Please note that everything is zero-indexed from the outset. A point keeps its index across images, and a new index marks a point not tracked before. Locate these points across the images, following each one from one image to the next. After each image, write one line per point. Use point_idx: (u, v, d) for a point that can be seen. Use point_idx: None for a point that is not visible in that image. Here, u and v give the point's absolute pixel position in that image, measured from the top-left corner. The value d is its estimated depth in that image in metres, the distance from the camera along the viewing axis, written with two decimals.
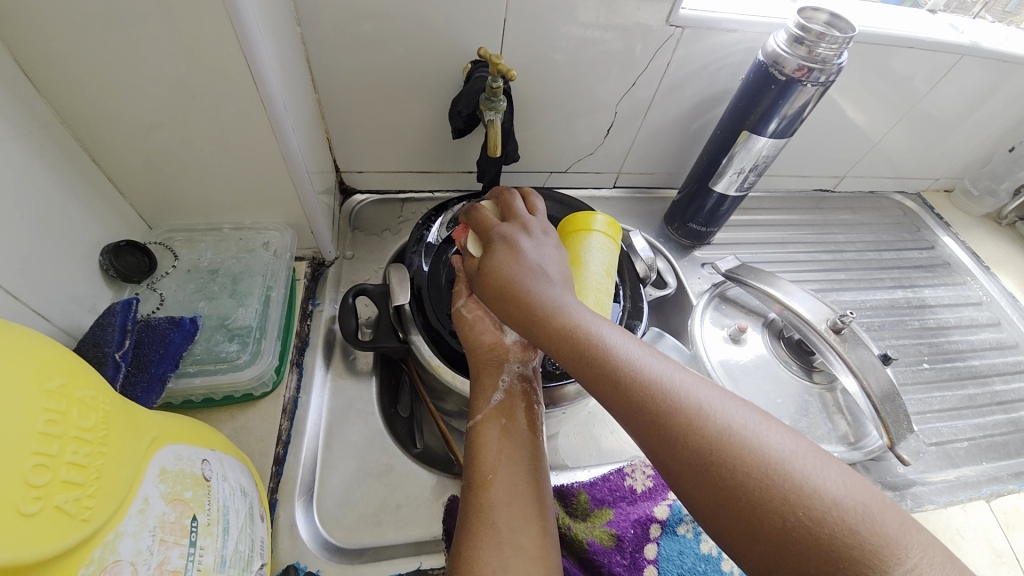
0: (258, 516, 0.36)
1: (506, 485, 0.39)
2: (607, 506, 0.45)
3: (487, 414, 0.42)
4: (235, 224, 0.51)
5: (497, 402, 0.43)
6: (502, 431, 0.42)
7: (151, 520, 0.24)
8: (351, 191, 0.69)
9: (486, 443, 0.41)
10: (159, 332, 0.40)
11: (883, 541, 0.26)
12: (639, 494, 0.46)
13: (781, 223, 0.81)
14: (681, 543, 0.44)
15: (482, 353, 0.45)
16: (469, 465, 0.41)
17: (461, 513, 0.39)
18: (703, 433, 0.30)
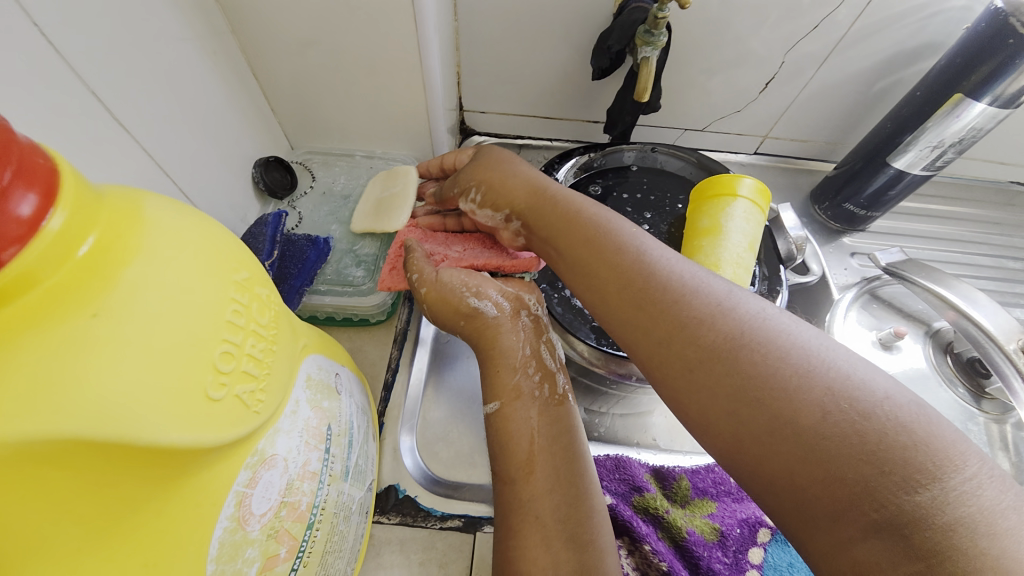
0: (371, 435, 0.38)
1: (545, 468, 0.35)
2: (709, 498, 0.42)
3: (511, 394, 0.38)
4: (367, 153, 0.52)
5: (517, 383, 0.39)
6: (526, 408, 0.38)
7: (300, 423, 0.25)
8: (471, 132, 0.67)
9: (517, 426, 0.37)
10: (298, 248, 0.42)
11: (919, 447, 0.20)
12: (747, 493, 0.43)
13: (959, 217, 0.67)
14: (790, 555, 0.40)
15: (483, 315, 0.40)
16: (498, 454, 0.37)
17: (497, 506, 0.36)
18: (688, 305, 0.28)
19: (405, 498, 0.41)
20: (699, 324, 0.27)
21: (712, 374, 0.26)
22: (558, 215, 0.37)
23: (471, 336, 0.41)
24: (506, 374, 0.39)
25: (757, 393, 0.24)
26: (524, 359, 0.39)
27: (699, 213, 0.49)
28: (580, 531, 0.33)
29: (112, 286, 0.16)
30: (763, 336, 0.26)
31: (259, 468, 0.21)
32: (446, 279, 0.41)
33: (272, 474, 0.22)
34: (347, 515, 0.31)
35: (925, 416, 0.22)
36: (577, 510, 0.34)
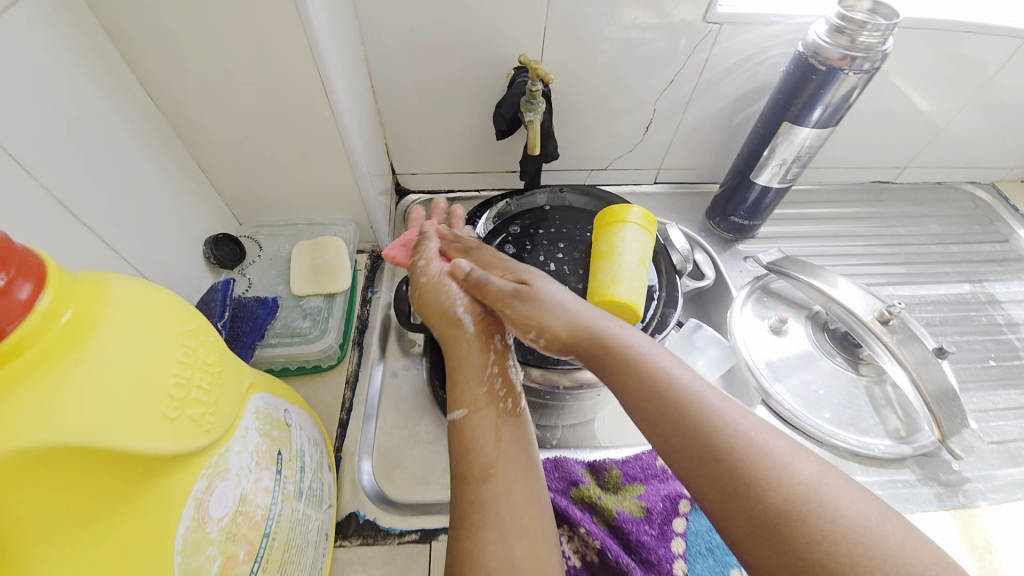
0: (326, 465, 0.42)
1: (504, 472, 0.40)
2: (637, 482, 0.47)
3: (481, 405, 0.43)
4: (308, 221, 0.58)
5: (481, 394, 0.44)
6: (488, 416, 0.42)
7: (250, 446, 0.30)
8: (406, 192, 0.76)
9: (478, 432, 0.41)
10: (248, 308, 0.47)
11: (910, 572, 0.27)
12: (670, 473, 0.48)
13: (831, 215, 0.79)
14: (709, 519, 0.45)
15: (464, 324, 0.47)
16: (459, 458, 0.41)
17: (455, 505, 0.39)
18: (725, 440, 0.33)
19: (365, 522, 0.45)
20: (692, 417, 0.35)
21: (709, 462, 0.33)
22: (594, 348, 0.41)
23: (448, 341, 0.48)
24: (471, 384, 0.44)
25: (743, 485, 0.32)
26: (487, 369, 0.45)
27: (599, 236, 0.58)
28: (529, 525, 0.38)
29: (84, 340, 0.22)
30: (780, 461, 0.32)
31: (213, 479, 0.26)
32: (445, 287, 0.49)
33: (224, 486, 0.27)
34: (303, 532, 0.35)
35: (872, 525, 0.29)
36: (530, 509, 0.39)
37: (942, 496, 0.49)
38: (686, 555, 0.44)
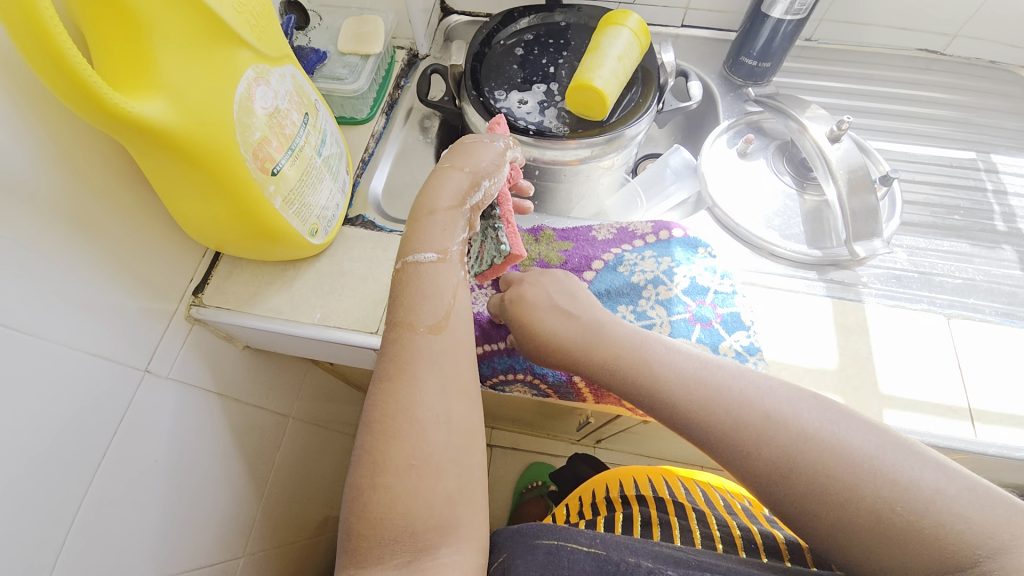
0: (345, 166, 0.59)
1: (438, 342, 0.43)
2: (568, 241, 0.60)
3: (442, 253, 0.47)
4: (359, 6, 0.71)
5: (446, 248, 0.47)
6: (445, 272, 0.46)
7: (286, 85, 0.46)
8: (450, 12, 0.85)
9: (434, 283, 0.45)
10: (304, 52, 0.63)
11: (934, 516, 0.32)
12: (599, 238, 0.61)
13: (856, 78, 0.78)
14: (615, 275, 0.58)
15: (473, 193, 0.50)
16: (408, 309, 0.44)
17: (394, 344, 0.43)
18: (747, 436, 0.38)
19: (368, 220, 0.62)
20: (686, 392, 0.41)
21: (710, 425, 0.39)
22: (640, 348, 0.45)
23: (429, 187, 0.50)
24: (440, 239, 0.47)
25: (746, 440, 0.38)
26: (457, 234, 0.48)
27: (594, 37, 0.65)
28: (457, 382, 0.43)
29: None
30: (791, 438, 0.37)
31: (258, 78, 0.42)
32: (479, 155, 0.52)
33: (264, 89, 0.43)
34: (319, 178, 0.52)
35: (866, 446, 0.35)
36: (467, 376, 0.44)
37: (833, 291, 0.57)
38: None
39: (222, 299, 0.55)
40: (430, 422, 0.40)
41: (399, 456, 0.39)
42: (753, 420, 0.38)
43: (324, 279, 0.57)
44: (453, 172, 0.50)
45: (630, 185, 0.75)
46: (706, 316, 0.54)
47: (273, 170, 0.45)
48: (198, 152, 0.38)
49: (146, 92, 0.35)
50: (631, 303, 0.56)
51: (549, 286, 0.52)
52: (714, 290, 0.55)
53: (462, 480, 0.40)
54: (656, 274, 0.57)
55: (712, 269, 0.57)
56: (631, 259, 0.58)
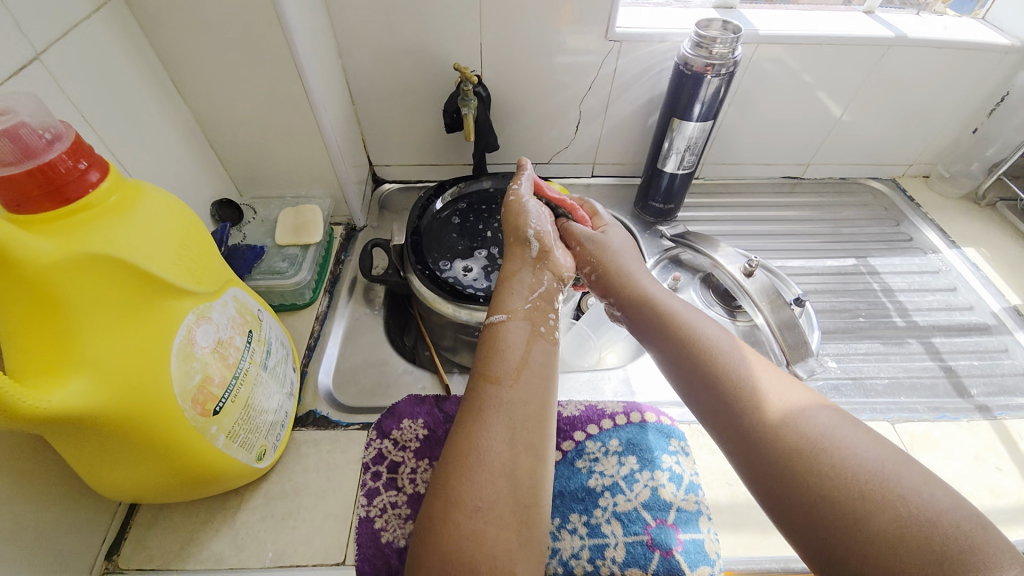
0: (291, 365, 0.56)
1: (523, 382, 0.47)
2: None
3: (518, 314, 0.52)
4: (294, 195, 0.73)
5: (521, 309, 0.53)
6: (521, 330, 0.51)
7: (228, 312, 0.44)
8: (382, 181, 0.91)
9: (512, 339, 0.50)
10: (241, 250, 0.61)
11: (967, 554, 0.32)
12: (564, 416, 0.57)
13: (745, 204, 0.92)
14: (572, 471, 0.53)
15: (529, 250, 0.59)
16: (490, 354, 0.50)
17: (475, 393, 0.47)
18: (792, 438, 0.39)
19: (319, 416, 0.58)
20: (743, 383, 0.44)
21: (742, 420, 0.42)
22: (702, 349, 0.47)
23: (511, 254, 0.60)
24: (515, 299, 0.54)
25: (771, 439, 0.40)
26: (531, 293, 0.55)
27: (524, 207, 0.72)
28: (525, 430, 0.44)
29: (129, 207, 0.36)
30: (838, 446, 0.38)
31: (199, 320, 0.39)
32: (526, 213, 0.61)
33: (206, 328, 0.40)
34: (265, 394, 0.48)
35: (900, 476, 0.36)
36: (539, 426, 0.46)
37: None
38: None
39: (144, 558, 0.46)
40: (489, 463, 0.42)
41: (473, 483, 0.41)
42: (790, 424, 0.40)
43: (275, 504, 0.50)
44: (512, 242, 0.60)
45: (576, 326, 0.77)
46: (667, 542, 0.48)
47: (216, 408, 0.41)
48: (124, 420, 0.34)
49: (64, 378, 0.31)
50: (585, 511, 0.50)
51: (694, 311, 0.52)
52: (677, 506, 0.50)
53: (521, 535, 0.40)
54: (616, 477, 0.52)
55: (679, 476, 0.52)
56: (592, 453, 0.54)
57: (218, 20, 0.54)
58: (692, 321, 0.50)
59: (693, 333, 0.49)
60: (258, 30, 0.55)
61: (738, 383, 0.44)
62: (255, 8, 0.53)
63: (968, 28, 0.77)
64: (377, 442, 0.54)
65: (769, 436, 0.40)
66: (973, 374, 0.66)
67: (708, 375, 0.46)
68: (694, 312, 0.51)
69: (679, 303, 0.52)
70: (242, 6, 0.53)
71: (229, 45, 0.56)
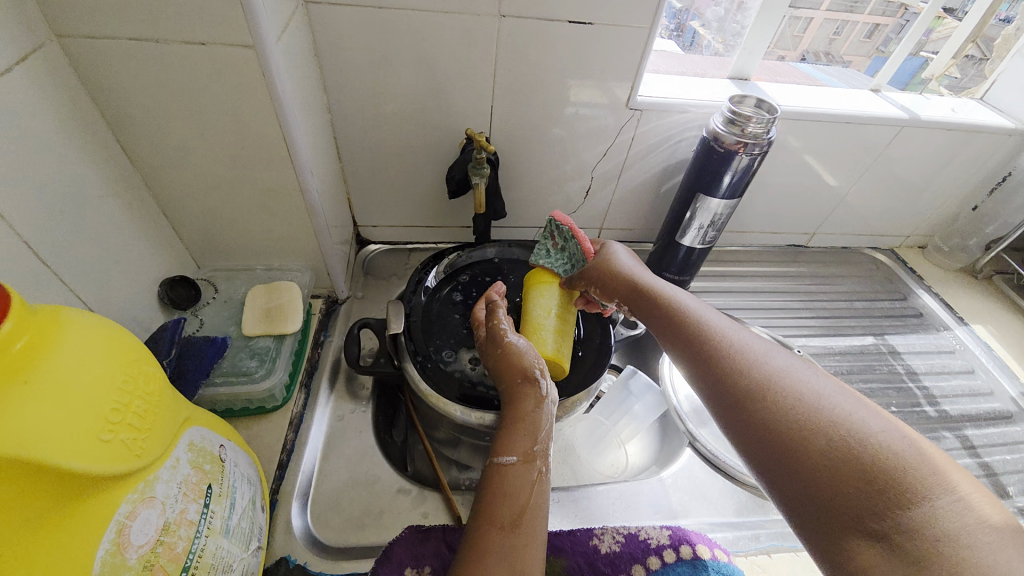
0: (258, 505, 0.44)
1: (529, 529, 0.42)
2: (563, 558, 0.48)
3: (521, 457, 0.46)
4: (266, 266, 0.62)
5: (528, 450, 0.46)
6: (526, 475, 0.45)
7: (179, 476, 0.32)
8: (367, 242, 0.80)
9: (517, 483, 0.44)
10: (196, 347, 0.49)
11: (919, 475, 0.33)
12: (602, 555, 0.48)
13: (755, 274, 0.88)
14: None
15: (535, 384, 0.50)
16: (495, 500, 0.43)
17: (470, 536, 0.41)
18: (755, 381, 0.41)
19: (295, 566, 0.45)
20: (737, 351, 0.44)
21: (729, 387, 0.42)
22: (674, 308, 0.49)
23: (507, 394, 0.51)
24: (521, 441, 0.47)
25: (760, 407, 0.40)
26: (540, 432, 0.48)
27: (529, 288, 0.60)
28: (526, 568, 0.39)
29: (37, 362, 0.24)
30: (804, 394, 0.39)
31: (137, 505, 0.28)
32: (526, 350, 0.52)
33: (149, 513, 0.29)
34: (226, 570, 0.36)
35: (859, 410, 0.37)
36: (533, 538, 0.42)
37: None
38: None
39: None
40: None
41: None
42: (782, 392, 0.40)
43: None
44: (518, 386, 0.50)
45: (592, 413, 0.67)
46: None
47: None
48: None
49: None
50: None
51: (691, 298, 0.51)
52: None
53: None
54: None
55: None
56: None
57: (185, 75, 0.43)
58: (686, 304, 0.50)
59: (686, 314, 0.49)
60: (235, 90, 0.45)
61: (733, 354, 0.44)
62: (234, 66, 0.43)
63: (973, 112, 0.78)
64: None
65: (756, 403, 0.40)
66: (1012, 471, 0.63)
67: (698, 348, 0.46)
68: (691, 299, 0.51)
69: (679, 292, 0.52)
70: (218, 62, 0.43)
71: (197, 104, 0.46)
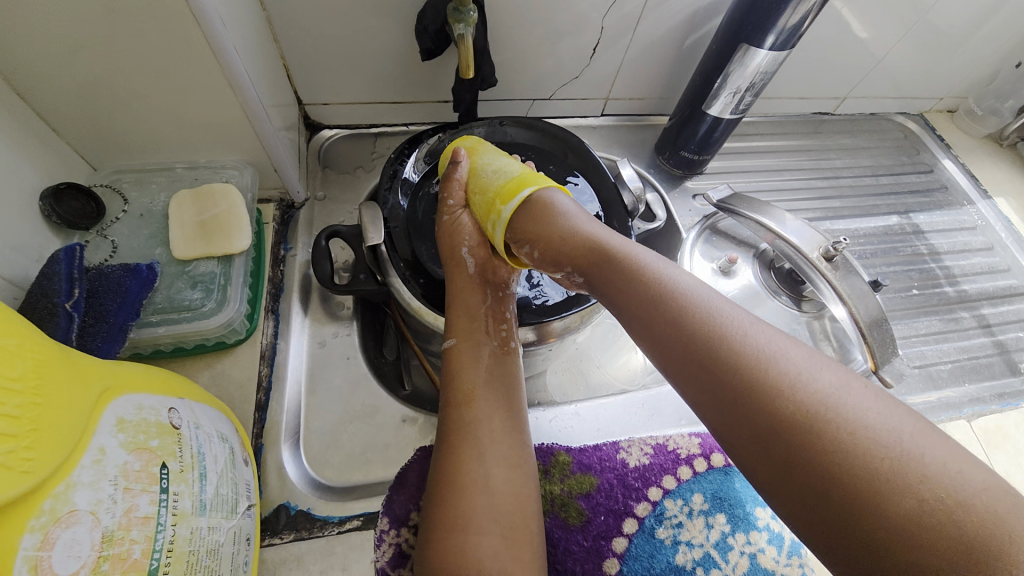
0: (241, 461, 0.36)
1: (487, 401, 0.38)
2: (590, 473, 0.45)
3: (466, 335, 0.41)
4: (189, 164, 0.47)
5: (478, 330, 0.41)
6: (480, 353, 0.40)
7: (111, 469, 0.23)
8: (318, 126, 0.63)
9: (467, 363, 0.39)
10: (113, 280, 0.37)
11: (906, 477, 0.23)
12: (631, 469, 0.45)
13: (777, 149, 0.77)
14: (654, 546, 0.42)
15: (466, 267, 0.43)
16: (447, 387, 0.39)
17: (441, 428, 0.37)
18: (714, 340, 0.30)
19: (297, 513, 0.40)
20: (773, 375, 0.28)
21: (730, 389, 0.29)
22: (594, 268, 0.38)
23: (446, 280, 0.44)
24: (472, 320, 0.41)
25: (826, 452, 0.25)
26: (490, 312, 0.42)
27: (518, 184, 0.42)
28: (511, 455, 0.36)
29: None
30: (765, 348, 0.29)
31: (53, 528, 0.20)
32: (464, 224, 0.45)
33: (76, 530, 0.21)
34: (212, 549, 0.29)
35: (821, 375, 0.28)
36: (503, 421, 0.38)
37: None
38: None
39: None
40: (468, 484, 0.34)
41: (476, 497, 0.33)
42: (921, 483, 0.23)
43: None
44: (451, 266, 0.44)
45: (602, 316, 0.57)
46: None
47: None
48: None
49: None
50: None
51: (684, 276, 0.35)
52: (780, 574, 0.42)
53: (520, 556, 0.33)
54: (708, 549, 0.42)
55: (778, 535, 0.43)
56: (674, 517, 0.43)
57: None
58: (673, 283, 0.34)
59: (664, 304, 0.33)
60: None
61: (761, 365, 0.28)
62: None
63: None
64: (392, 535, 0.39)
65: (798, 405, 0.26)
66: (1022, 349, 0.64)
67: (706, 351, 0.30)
68: (676, 268, 0.35)
69: (637, 248, 0.37)
70: None
71: None
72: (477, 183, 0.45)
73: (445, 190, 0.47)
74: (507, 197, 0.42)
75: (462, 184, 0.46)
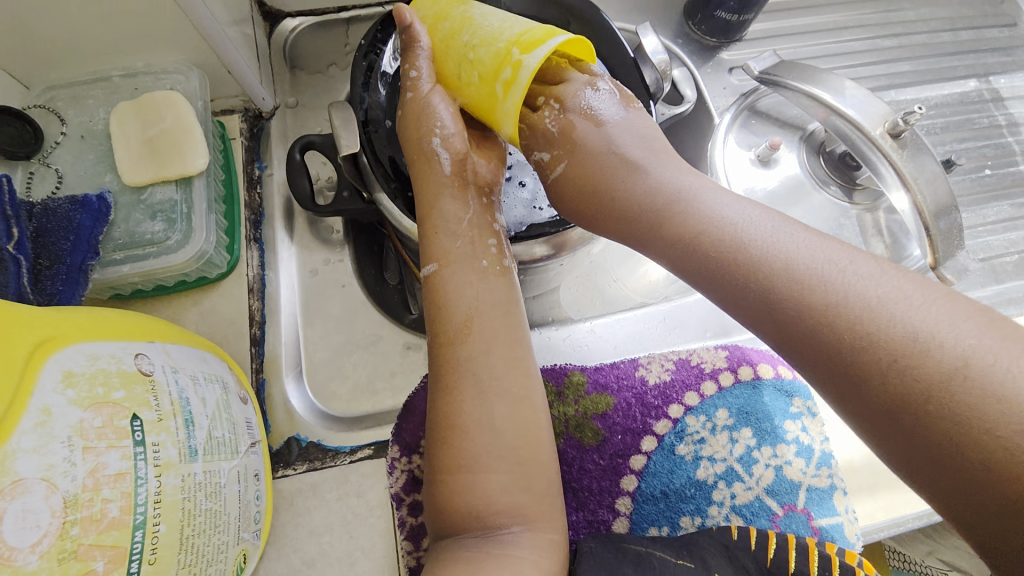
0: (238, 399, 0.34)
1: (483, 330, 0.34)
2: (608, 393, 0.42)
3: (447, 256, 0.35)
4: (126, 71, 0.40)
5: (461, 248, 0.36)
6: (465, 273, 0.35)
7: (62, 431, 0.21)
8: (279, 14, 0.52)
9: (452, 288, 0.35)
10: (60, 215, 0.33)
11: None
12: (651, 387, 0.42)
13: (835, 1, 0.62)
14: (674, 462, 0.41)
15: (440, 169, 0.37)
16: (433, 315, 0.35)
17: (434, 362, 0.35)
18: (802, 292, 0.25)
19: (308, 445, 0.40)
20: (895, 337, 0.23)
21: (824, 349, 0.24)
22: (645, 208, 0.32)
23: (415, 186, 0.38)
24: (451, 239, 0.36)
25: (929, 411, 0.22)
26: (472, 225, 0.36)
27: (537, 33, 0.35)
28: (517, 391, 0.34)
29: None
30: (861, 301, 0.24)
31: None
32: (436, 107, 0.37)
33: (26, 500, 0.20)
34: (214, 491, 0.28)
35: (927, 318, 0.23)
36: (514, 362, 0.34)
37: None
38: (633, 494, 0.40)
39: None
40: (472, 426, 0.32)
41: (479, 437, 0.32)
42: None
43: None
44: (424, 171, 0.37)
45: None
46: (802, 534, 0.38)
47: None
48: None
49: None
50: (697, 511, 0.40)
51: (778, 225, 0.28)
52: (808, 486, 0.40)
53: (533, 488, 0.32)
54: (730, 463, 0.41)
55: (808, 447, 0.41)
56: (695, 434, 0.41)
57: None
58: (754, 234, 0.28)
59: (754, 261, 0.27)
60: None
61: (891, 337, 0.23)
62: None
63: None
64: (404, 462, 0.39)
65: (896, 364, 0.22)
66: None
67: (793, 302, 0.25)
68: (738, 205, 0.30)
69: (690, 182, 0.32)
70: None
71: None
72: (475, 33, 0.36)
73: (407, 63, 0.38)
74: (531, 44, 0.33)
75: (429, 58, 0.38)
